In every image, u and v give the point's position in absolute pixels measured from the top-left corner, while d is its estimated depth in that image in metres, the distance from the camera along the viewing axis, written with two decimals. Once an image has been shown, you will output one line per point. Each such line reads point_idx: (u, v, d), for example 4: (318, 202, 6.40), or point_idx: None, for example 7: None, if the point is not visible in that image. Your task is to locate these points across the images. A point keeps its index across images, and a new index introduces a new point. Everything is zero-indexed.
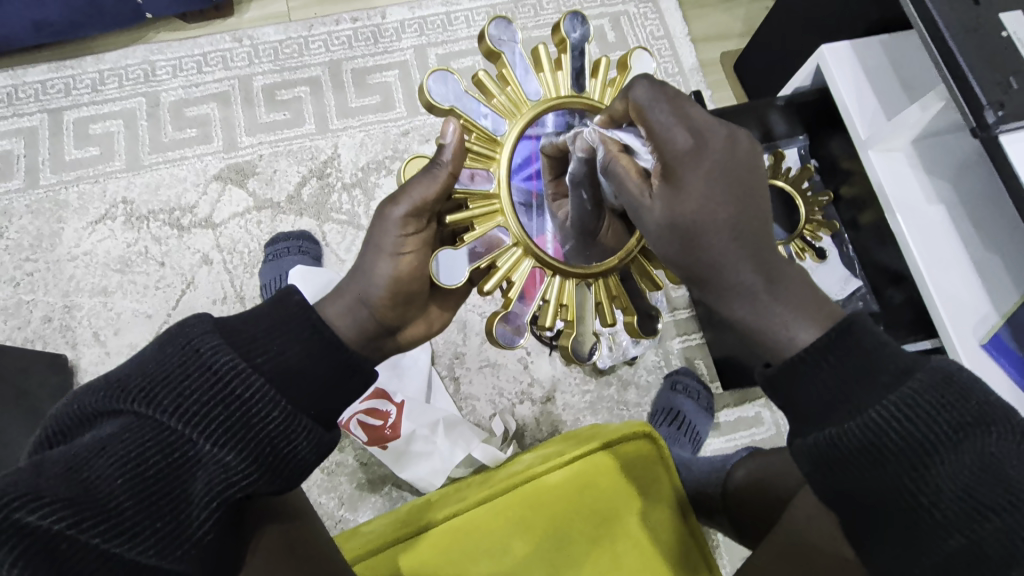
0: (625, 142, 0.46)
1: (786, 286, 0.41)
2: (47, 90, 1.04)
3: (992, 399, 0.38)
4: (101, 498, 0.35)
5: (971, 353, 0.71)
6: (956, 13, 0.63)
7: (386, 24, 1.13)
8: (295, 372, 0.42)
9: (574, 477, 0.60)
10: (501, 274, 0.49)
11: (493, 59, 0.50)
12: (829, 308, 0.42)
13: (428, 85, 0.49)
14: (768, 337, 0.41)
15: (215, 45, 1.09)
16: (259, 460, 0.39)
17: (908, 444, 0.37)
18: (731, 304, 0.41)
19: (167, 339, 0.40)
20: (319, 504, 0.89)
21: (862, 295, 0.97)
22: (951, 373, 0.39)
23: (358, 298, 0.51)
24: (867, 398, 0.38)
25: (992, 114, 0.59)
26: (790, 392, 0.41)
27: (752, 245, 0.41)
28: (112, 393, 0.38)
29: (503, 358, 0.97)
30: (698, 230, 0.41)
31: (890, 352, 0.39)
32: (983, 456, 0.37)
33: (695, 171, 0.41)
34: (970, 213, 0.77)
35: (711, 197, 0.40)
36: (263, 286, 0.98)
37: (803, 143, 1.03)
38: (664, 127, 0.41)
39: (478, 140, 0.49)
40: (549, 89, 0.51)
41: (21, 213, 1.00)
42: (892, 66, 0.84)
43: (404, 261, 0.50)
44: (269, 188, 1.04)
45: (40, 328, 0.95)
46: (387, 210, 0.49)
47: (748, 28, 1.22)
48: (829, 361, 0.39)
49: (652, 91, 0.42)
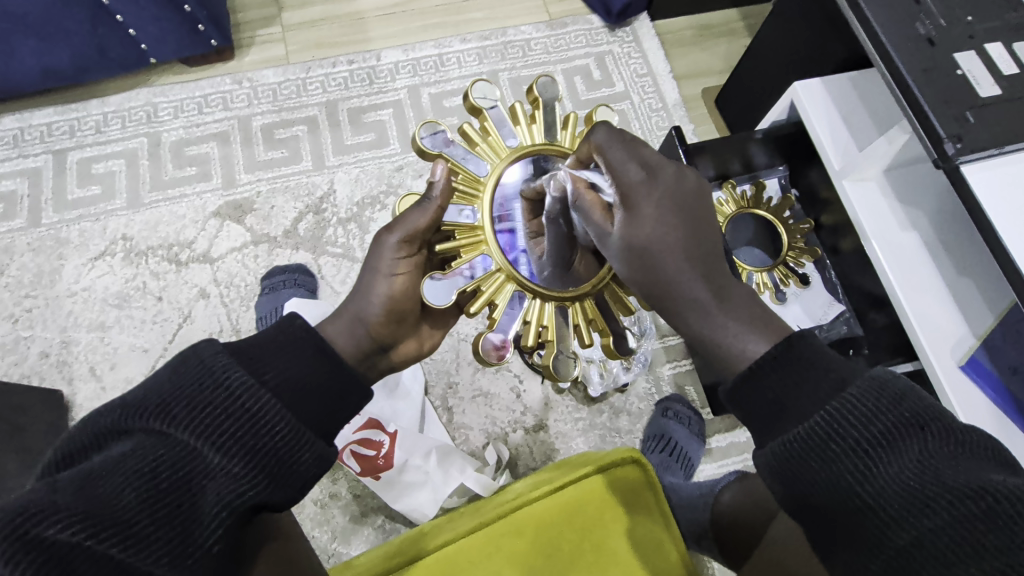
0: (592, 180, 0.49)
1: (735, 304, 0.44)
2: (53, 132, 1.08)
3: (928, 403, 0.39)
4: (116, 510, 0.35)
5: (950, 373, 0.73)
6: (912, 54, 0.67)
7: (380, 66, 1.18)
8: (300, 387, 0.44)
9: (565, 505, 0.60)
10: (486, 298, 0.51)
11: (475, 114, 0.54)
12: (778, 324, 0.45)
13: (420, 134, 0.54)
14: (722, 348, 0.44)
15: (216, 87, 1.13)
16: (265, 471, 0.40)
17: (847, 448, 0.38)
18: (687, 319, 0.44)
19: (181, 360, 0.42)
20: (312, 537, 0.89)
21: (845, 318, 0.99)
22: (886, 381, 0.40)
23: (354, 318, 0.52)
24: (807, 405, 0.40)
25: (952, 146, 0.63)
26: (744, 401, 0.43)
27: (703, 266, 0.44)
28: (127, 413, 0.39)
29: (496, 387, 0.98)
30: (653, 250, 0.43)
31: (828, 361, 0.41)
32: (922, 458, 0.37)
33: (648, 200, 0.44)
34: (942, 239, 0.80)
35: (663, 221, 0.44)
36: (258, 319, 0.99)
37: (783, 174, 1.07)
38: (619, 163, 0.45)
39: (463, 180, 0.53)
40: (524, 138, 0.54)
41: (23, 250, 1.02)
42: (861, 101, 0.88)
43: (398, 281, 0.52)
44: (266, 223, 1.07)
45: (36, 364, 0.96)
46: (382, 238, 0.52)
47: (727, 65, 1.28)
48: (777, 372, 0.42)
49: (610, 135, 0.47)
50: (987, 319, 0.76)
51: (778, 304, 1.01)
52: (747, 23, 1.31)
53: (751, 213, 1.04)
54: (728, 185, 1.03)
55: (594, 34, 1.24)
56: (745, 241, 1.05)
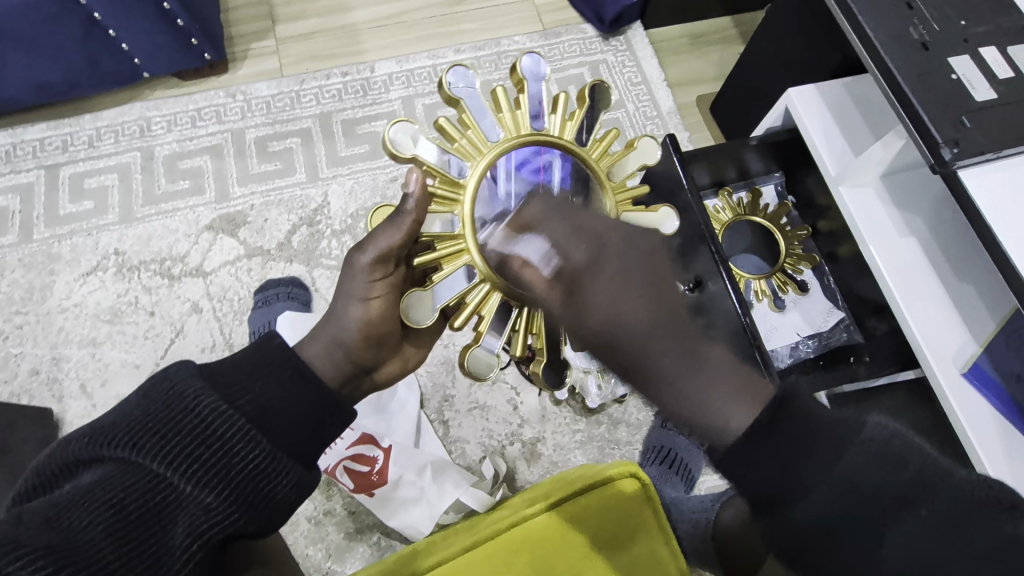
0: (525, 253, 0.48)
1: (714, 373, 0.41)
2: (45, 147, 1.07)
3: (932, 463, 0.36)
4: (82, 544, 0.34)
5: (953, 381, 0.72)
6: (907, 58, 0.67)
7: (375, 77, 1.18)
8: (277, 411, 0.43)
9: (561, 521, 0.59)
10: (472, 308, 0.50)
11: (454, 105, 0.51)
12: (762, 387, 0.41)
13: (390, 135, 0.50)
14: (701, 422, 0.40)
15: (210, 101, 1.13)
16: (240, 500, 0.39)
17: (852, 531, 0.35)
18: (662, 396, 0.41)
19: (151, 385, 0.41)
20: (306, 556, 0.87)
21: (846, 325, 0.99)
22: (883, 443, 0.36)
23: (331, 341, 0.51)
24: (809, 474, 0.37)
25: (948, 151, 0.62)
26: (739, 478, 0.39)
27: (672, 332, 0.42)
28: (96, 440, 0.38)
29: (493, 400, 0.97)
30: (614, 326, 0.42)
31: (822, 422, 0.38)
32: (935, 521, 0.35)
33: (597, 275, 0.44)
34: (941, 245, 0.79)
35: (617, 295, 0.43)
36: (251, 334, 0.98)
37: (779, 180, 1.06)
38: (562, 242, 0.46)
39: (442, 183, 0.50)
40: (508, 129, 0.51)
41: (14, 266, 1.01)
42: (857, 107, 0.87)
43: (374, 305, 0.52)
44: (259, 236, 1.06)
45: (27, 381, 0.95)
46: (354, 258, 0.51)
47: (722, 73, 1.27)
48: (767, 447, 0.38)
49: (545, 206, 0.49)
50: (989, 326, 0.75)
51: (778, 312, 1.00)
52: (741, 30, 1.31)
53: (747, 220, 1.04)
54: (724, 193, 1.02)
55: (588, 43, 1.24)
56: (743, 249, 1.05)
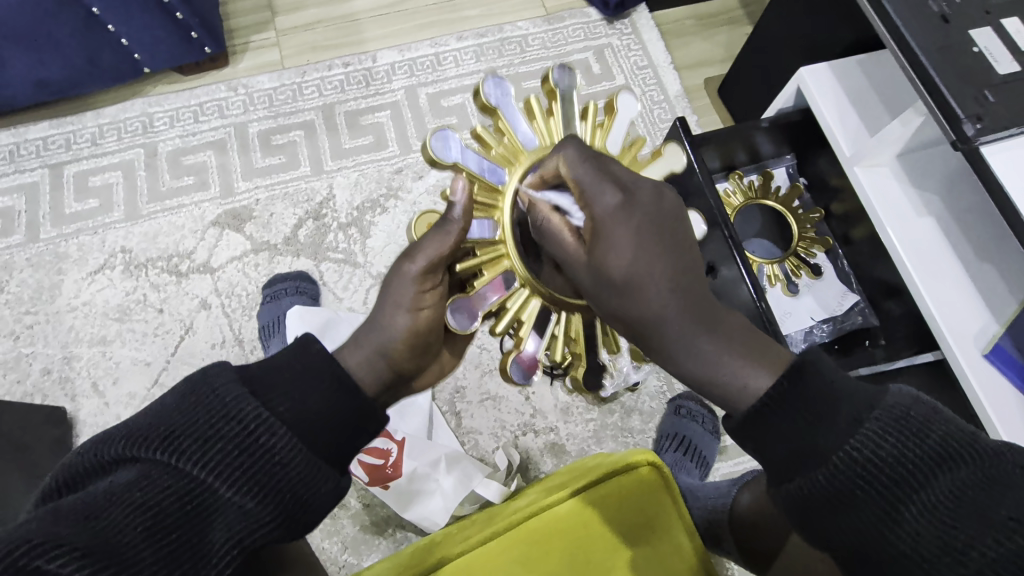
0: (556, 203, 0.48)
1: (727, 333, 0.42)
2: (48, 146, 1.07)
3: (956, 433, 0.37)
4: (120, 544, 0.34)
5: (973, 362, 0.71)
6: (925, 32, 0.65)
7: (377, 67, 1.16)
8: (314, 419, 0.42)
9: (581, 510, 0.59)
10: (512, 315, 0.51)
11: (489, 114, 0.52)
12: (778, 352, 0.42)
13: (431, 143, 0.50)
14: (720, 383, 0.41)
15: (212, 95, 1.12)
16: (281, 508, 0.39)
17: (870, 494, 0.37)
18: (676, 356, 0.42)
19: (191, 388, 0.40)
20: (323, 549, 0.87)
21: (860, 309, 0.96)
22: (905, 408, 0.38)
23: (377, 352, 0.47)
24: (828, 441, 0.38)
25: (971, 127, 0.60)
26: (756, 437, 0.41)
27: (686, 296, 0.42)
28: (132, 441, 0.38)
29: (504, 391, 0.97)
30: (635, 281, 0.42)
31: (842, 390, 0.39)
32: (952, 492, 0.35)
33: (621, 226, 0.43)
34: (959, 223, 0.78)
35: (641, 249, 0.43)
36: (260, 329, 0.97)
37: (791, 163, 1.03)
38: (591, 184, 0.44)
39: (481, 191, 0.51)
40: (543, 137, 0.52)
41: (22, 267, 1.00)
42: (871, 84, 0.85)
43: (424, 314, 0.48)
44: (266, 231, 1.05)
45: (39, 381, 0.95)
46: (403, 266, 0.48)
47: (730, 54, 1.25)
48: (790, 408, 0.39)
49: (581, 153, 0.45)
50: (1010, 305, 0.73)
51: (792, 296, 0.98)
52: (747, 11, 1.28)
53: (758, 204, 1.03)
54: (734, 176, 1.01)
55: (592, 27, 1.22)
56: (753, 233, 1.05)
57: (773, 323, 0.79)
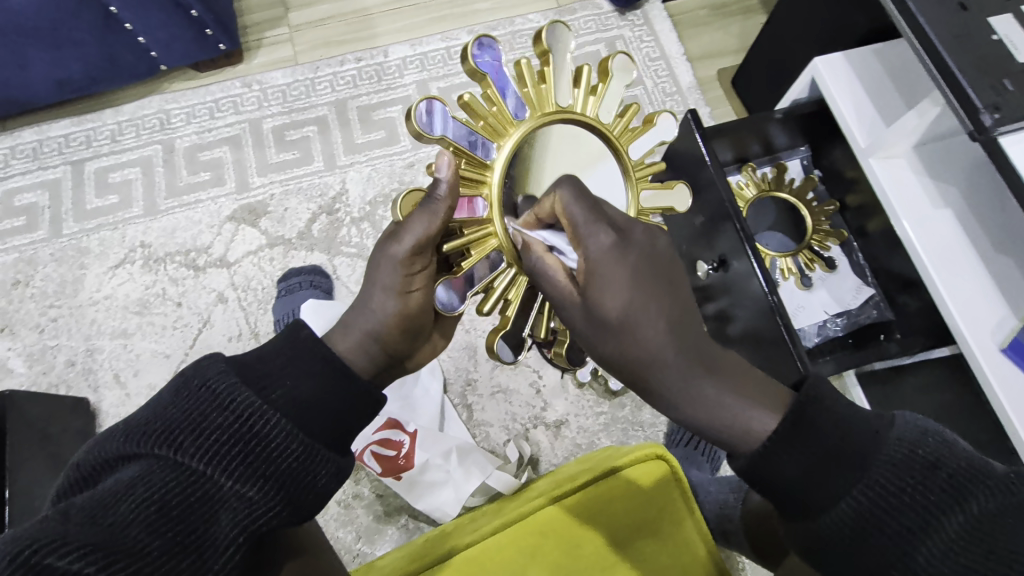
0: (550, 242, 0.47)
1: (723, 374, 0.42)
2: (70, 143, 1.09)
3: (963, 464, 0.37)
4: (128, 539, 0.35)
5: (990, 357, 0.70)
6: (944, 20, 0.63)
7: (389, 62, 1.17)
8: (309, 401, 0.43)
9: (591, 504, 0.59)
10: (498, 293, 0.51)
11: (477, 79, 0.49)
12: (772, 388, 0.42)
13: (416, 113, 0.46)
14: (721, 429, 0.41)
15: (227, 91, 1.13)
16: (282, 493, 0.40)
17: (884, 530, 0.37)
18: (677, 404, 0.42)
19: (183, 382, 0.42)
20: (337, 537, 0.89)
21: (874, 302, 0.95)
22: (913, 442, 0.38)
23: (366, 332, 0.48)
24: (838, 483, 0.38)
25: (988, 117, 0.59)
26: (763, 483, 0.40)
27: (684, 338, 0.42)
28: (132, 438, 0.39)
29: (515, 384, 0.97)
30: (633, 323, 0.42)
31: (850, 425, 0.39)
32: (965, 528, 0.35)
33: (620, 266, 0.43)
34: (978, 215, 0.76)
35: (637, 292, 0.42)
36: (276, 322, 0.99)
37: (805, 154, 1.03)
38: (585, 225, 0.44)
39: (469, 166, 0.49)
40: (534, 106, 0.50)
41: (46, 261, 1.03)
42: (888, 74, 0.84)
43: (413, 297, 0.48)
44: (280, 225, 1.07)
45: (63, 372, 0.98)
46: (388, 249, 0.48)
47: (744, 45, 1.23)
48: (788, 447, 0.39)
49: (575, 192, 0.46)
50: None
51: (805, 289, 0.98)
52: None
53: (772, 196, 1.01)
54: (747, 169, 1.00)
55: (603, 18, 1.21)
56: (766, 226, 1.03)
57: (783, 315, 0.79)
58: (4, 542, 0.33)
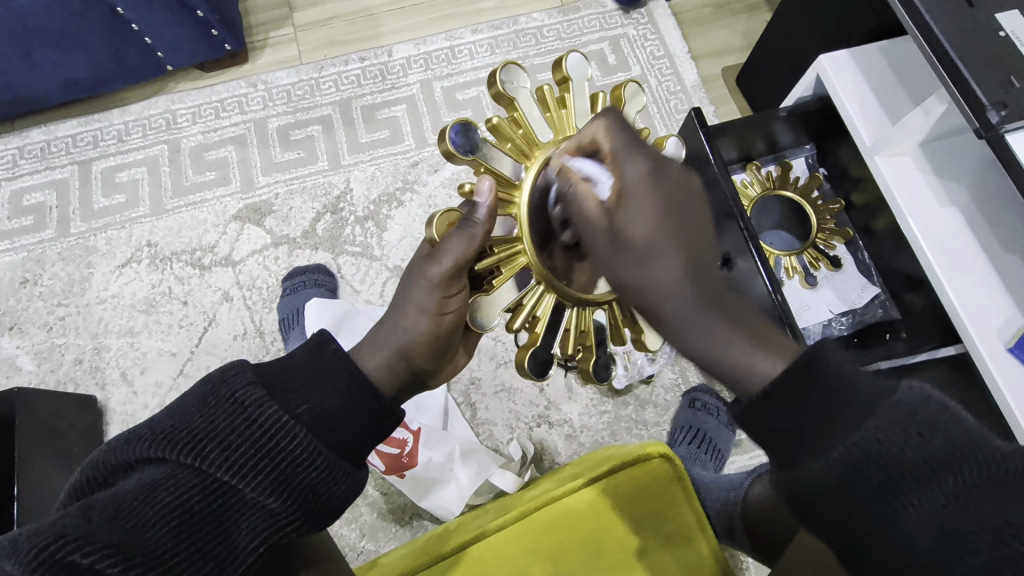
0: (586, 171, 0.47)
1: (733, 314, 0.44)
2: (77, 143, 1.10)
3: (963, 432, 0.36)
4: (149, 542, 0.36)
5: (995, 356, 0.69)
6: (951, 16, 0.63)
7: (393, 61, 1.17)
8: (333, 417, 0.44)
9: (594, 501, 0.59)
10: (527, 312, 0.52)
11: (502, 102, 0.51)
12: (784, 343, 0.44)
13: (449, 134, 0.49)
14: (728, 362, 0.43)
15: (232, 91, 1.14)
16: (301, 507, 0.41)
17: (871, 488, 0.36)
18: (687, 333, 0.44)
19: (212, 389, 0.41)
20: (341, 535, 0.89)
21: (880, 301, 0.95)
22: (915, 407, 0.37)
23: (396, 351, 0.50)
24: (831, 436, 0.37)
25: (995, 115, 0.59)
26: (763, 419, 0.41)
27: (699, 270, 0.44)
28: (159, 442, 0.39)
29: (519, 383, 0.97)
30: (656, 250, 0.44)
31: (850, 383, 0.39)
32: (953, 495, 0.34)
33: (650, 196, 0.45)
34: (985, 213, 0.76)
35: (664, 221, 0.44)
36: (281, 321, 1.00)
37: (811, 152, 1.02)
38: (624, 155, 0.46)
39: (500, 187, 0.50)
40: (556, 130, 0.51)
41: (54, 260, 1.04)
42: (894, 72, 0.83)
43: (445, 320, 0.50)
44: (285, 224, 1.08)
45: (71, 370, 0.99)
46: (426, 269, 0.49)
47: (749, 43, 1.23)
48: (786, 391, 0.40)
49: (619, 123, 0.48)
50: None
51: (809, 289, 0.97)
52: None
53: (776, 194, 1.00)
54: (751, 168, 1.00)
55: (607, 17, 1.21)
56: (771, 225, 1.03)
57: (790, 317, 0.78)
58: (28, 535, 0.34)
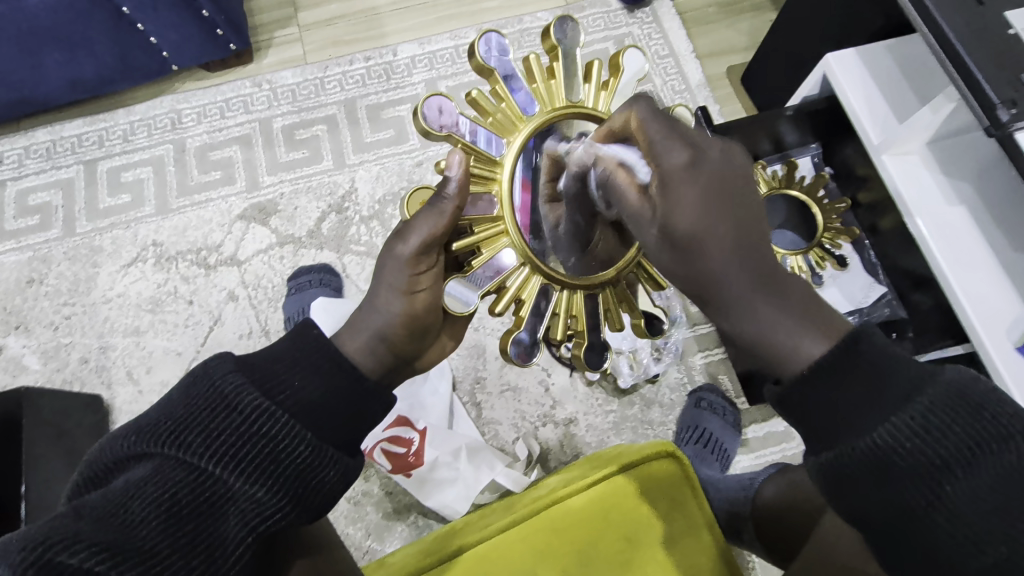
0: (624, 157, 0.44)
1: (789, 295, 0.40)
2: (83, 143, 1.10)
3: (1007, 411, 0.36)
4: (139, 537, 0.36)
5: (1004, 353, 0.69)
6: (959, 14, 0.63)
7: (397, 61, 1.17)
8: (315, 405, 0.43)
9: (599, 501, 0.59)
10: (511, 293, 0.50)
11: (484, 74, 0.49)
12: (836, 321, 0.40)
13: (422, 110, 0.47)
14: (771, 350, 0.40)
15: (237, 91, 1.14)
16: (291, 494, 0.40)
17: (918, 465, 0.36)
18: (739, 321, 0.40)
19: (193, 380, 0.42)
20: (347, 534, 0.89)
21: (887, 301, 0.93)
22: (962, 387, 0.37)
23: (374, 332, 0.48)
24: (870, 417, 0.37)
25: (1005, 112, 0.59)
26: (806, 409, 0.39)
27: (754, 261, 0.39)
28: (142, 437, 0.39)
29: (525, 382, 0.97)
30: (701, 238, 0.39)
31: (897, 364, 0.38)
32: (998, 479, 0.35)
33: (691, 183, 0.39)
34: (993, 213, 0.76)
35: (710, 209, 0.39)
36: (286, 320, 1.00)
37: (816, 152, 1.01)
38: (663, 141, 0.41)
39: (479, 162, 0.48)
40: (544, 101, 0.49)
41: (60, 259, 1.04)
42: (901, 71, 0.83)
43: (419, 298, 0.48)
44: (291, 224, 1.08)
45: (77, 369, 0.99)
46: (394, 248, 0.48)
47: (753, 42, 1.23)
48: (826, 380, 0.39)
49: (651, 110, 0.43)
50: None
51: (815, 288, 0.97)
52: None
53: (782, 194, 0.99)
54: (759, 165, 0.98)
55: (612, 16, 1.21)
56: (777, 224, 1.02)
57: None
58: (23, 537, 0.35)
